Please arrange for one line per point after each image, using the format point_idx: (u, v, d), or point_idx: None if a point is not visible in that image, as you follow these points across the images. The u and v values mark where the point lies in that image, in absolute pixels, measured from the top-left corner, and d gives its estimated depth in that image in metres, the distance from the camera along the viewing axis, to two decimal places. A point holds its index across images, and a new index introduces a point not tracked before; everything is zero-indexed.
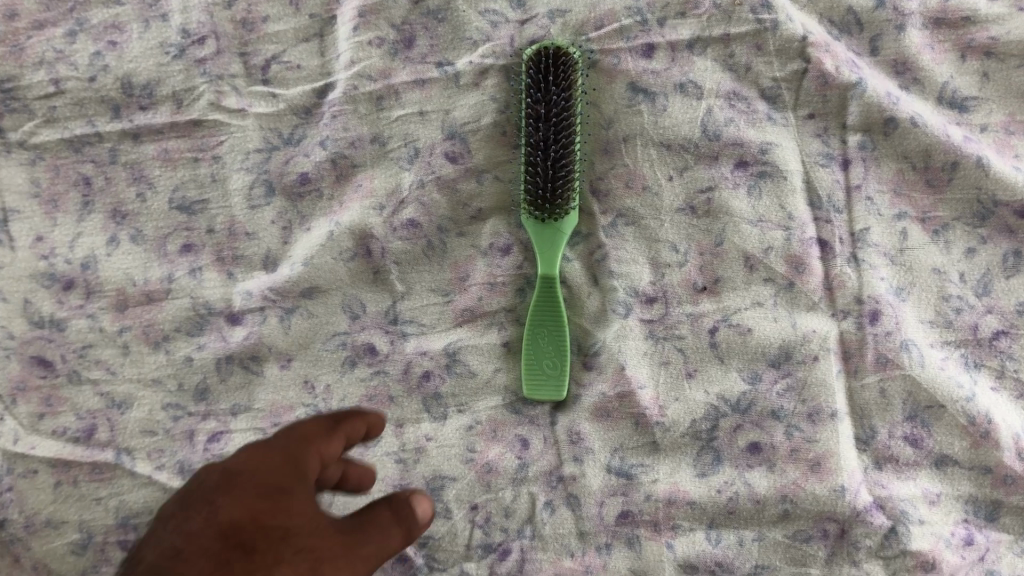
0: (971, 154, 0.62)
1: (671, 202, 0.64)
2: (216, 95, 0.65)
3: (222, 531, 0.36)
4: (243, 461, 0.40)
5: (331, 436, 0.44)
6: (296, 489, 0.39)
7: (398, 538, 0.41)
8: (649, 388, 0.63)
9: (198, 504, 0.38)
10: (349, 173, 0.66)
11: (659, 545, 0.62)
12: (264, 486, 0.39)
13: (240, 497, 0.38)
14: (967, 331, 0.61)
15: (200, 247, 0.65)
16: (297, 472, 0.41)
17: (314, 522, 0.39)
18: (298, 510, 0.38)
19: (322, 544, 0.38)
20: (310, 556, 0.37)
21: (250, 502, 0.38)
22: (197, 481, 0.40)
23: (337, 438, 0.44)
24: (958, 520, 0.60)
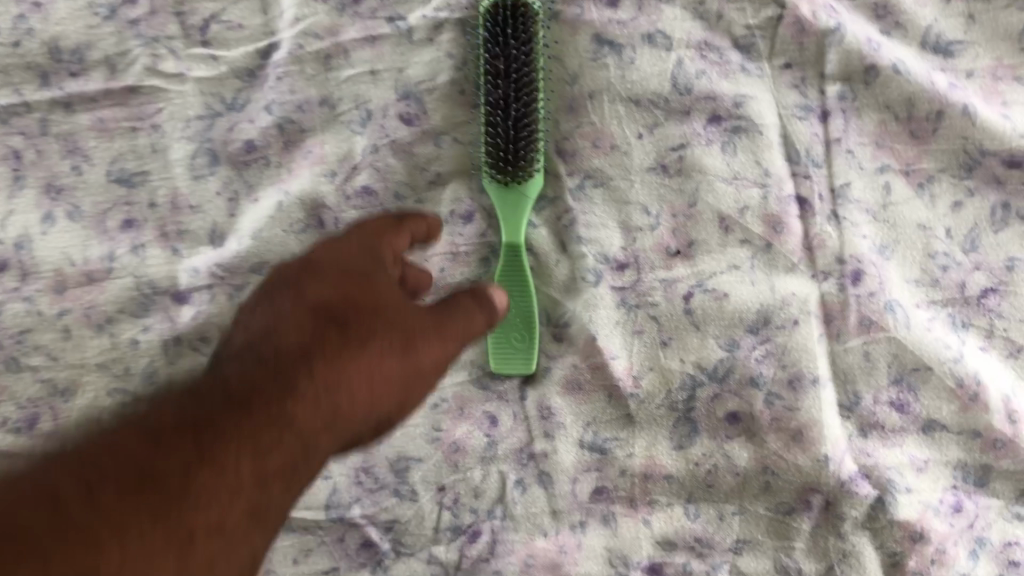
0: (957, 102, 0.58)
1: (641, 161, 0.60)
2: (152, 59, 0.61)
3: (325, 304, 0.49)
4: (332, 253, 0.52)
5: (401, 232, 0.55)
6: (377, 285, 0.50)
7: (484, 322, 0.51)
8: (622, 359, 0.60)
9: (288, 291, 0.50)
10: (297, 139, 0.62)
11: (635, 522, 0.59)
12: (358, 264, 0.51)
13: (332, 283, 0.50)
14: (954, 290, 0.58)
15: (141, 222, 0.61)
16: (376, 265, 0.51)
17: (400, 304, 0.50)
18: (383, 305, 0.49)
19: (405, 321, 0.49)
20: (385, 348, 0.47)
21: (339, 284, 0.50)
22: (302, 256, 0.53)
23: (404, 235, 0.55)
24: (946, 486, 0.58)
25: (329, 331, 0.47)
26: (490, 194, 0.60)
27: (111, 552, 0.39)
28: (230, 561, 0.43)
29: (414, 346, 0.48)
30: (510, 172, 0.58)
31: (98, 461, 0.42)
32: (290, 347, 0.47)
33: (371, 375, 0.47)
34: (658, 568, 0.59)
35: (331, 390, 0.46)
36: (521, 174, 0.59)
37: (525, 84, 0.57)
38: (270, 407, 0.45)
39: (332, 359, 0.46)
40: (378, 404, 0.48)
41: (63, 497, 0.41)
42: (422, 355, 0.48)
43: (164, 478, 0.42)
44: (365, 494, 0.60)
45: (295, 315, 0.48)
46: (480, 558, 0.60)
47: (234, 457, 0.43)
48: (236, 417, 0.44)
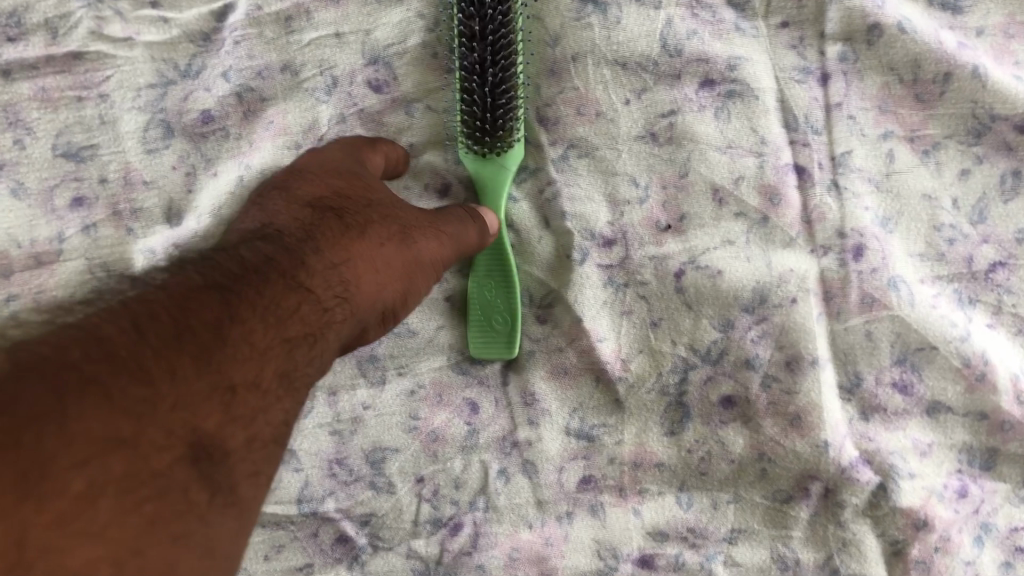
0: (966, 63, 0.54)
1: (629, 129, 0.56)
2: (96, 22, 0.56)
3: (319, 201, 0.48)
4: (313, 160, 0.52)
5: (376, 148, 0.54)
6: (367, 186, 0.50)
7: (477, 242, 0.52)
8: (610, 341, 0.57)
9: (279, 196, 0.49)
10: (257, 109, 0.57)
11: (624, 512, 0.56)
12: (347, 170, 0.51)
13: (318, 183, 0.49)
14: (961, 264, 0.55)
15: (92, 200, 0.57)
16: (361, 169, 0.52)
17: (395, 204, 0.50)
18: (376, 199, 0.49)
19: (405, 214, 0.50)
20: (388, 231, 0.48)
21: (330, 184, 0.49)
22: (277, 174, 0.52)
23: (380, 152, 0.54)
24: (951, 471, 0.55)
25: (326, 220, 0.47)
26: (467, 166, 0.56)
27: (166, 411, 0.34)
28: (266, 426, 0.38)
29: (416, 230, 0.49)
30: (487, 143, 0.54)
31: (123, 317, 0.36)
32: (297, 233, 0.45)
33: (374, 259, 0.46)
34: (649, 560, 0.56)
35: (339, 265, 0.45)
36: (499, 145, 0.54)
37: (503, 47, 0.51)
38: (290, 281, 0.42)
39: (338, 241, 0.46)
40: (384, 282, 0.47)
41: (85, 335, 0.34)
42: (424, 246, 0.49)
43: (199, 318, 0.37)
44: (340, 487, 0.57)
45: (290, 212, 0.47)
46: (462, 552, 0.56)
47: (261, 316, 0.40)
48: (262, 282, 0.41)
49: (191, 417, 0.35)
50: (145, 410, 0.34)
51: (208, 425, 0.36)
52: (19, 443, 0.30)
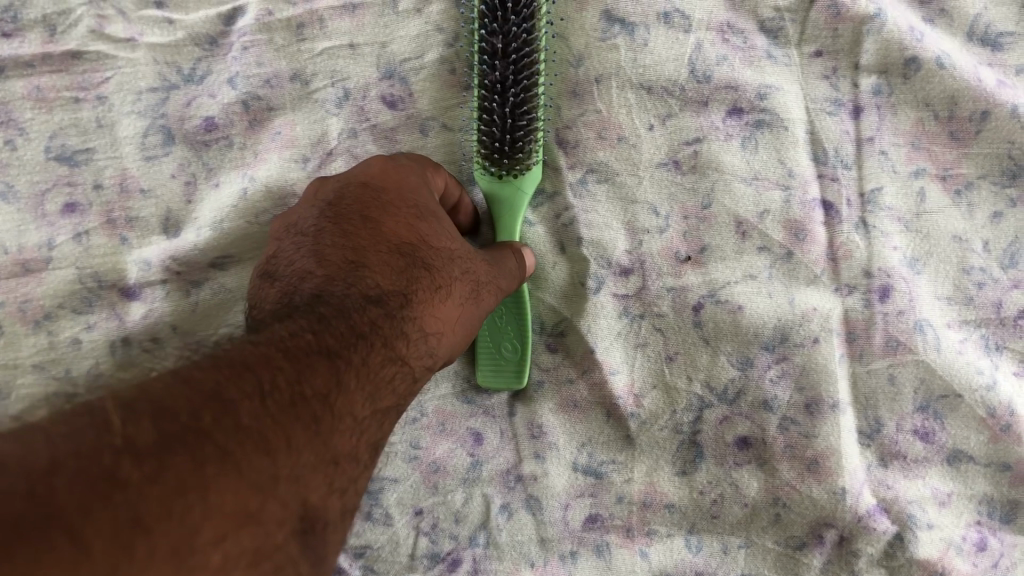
0: (1005, 102, 0.52)
1: (651, 155, 0.54)
2: (98, 20, 0.54)
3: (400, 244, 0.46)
4: (385, 179, 0.48)
5: (440, 175, 0.51)
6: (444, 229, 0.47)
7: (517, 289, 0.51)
8: (623, 375, 0.54)
9: (357, 229, 0.46)
10: (264, 118, 0.55)
11: (631, 554, 0.54)
12: (422, 206, 0.47)
13: (402, 221, 0.46)
14: (989, 309, 0.53)
15: (85, 207, 0.54)
16: (433, 202, 0.49)
17: (467, 253, 0.48)
18: (451, 247, 0.47)
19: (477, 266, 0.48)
20: (465, 288, 0.46)
21: (409, 224, 0.46)
22: (343, 190, 0.48)
23: (442, 177, 0.51)
24: (970, 522, 0.53)
25: (410, 270, 0.44)
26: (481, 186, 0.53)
27: (288, 484, 0.33)
28: (357, 494, 0.37)
29: (487, 287, 0.48)
30: (505, 164, 0.52)
31: (246, 374, 0.34)
32: (387, 287, 0.43)
33: (451, 321, 0.45)
34: None
35: (427, 330, 0.43)
36: (518, 167, 0.52)
37: (526, 66, 0.49)
38: (389, 342, 0.41)
39: (424, 297, 0.44)
40: (455, 342, 0.46)
41: (213, 394, 0.33)
42: (490, 304, 0.48)
43: (315, 382, 0.36)
44: None
45: (373, 254, 0.45)
46: None
47: (362, 384, 0.38)
48: (364, 342, 0.40)
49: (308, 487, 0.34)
50: (271, 484, 0.33)
51: (317, 498, 0.35)
52: (169, 516, 0.29)
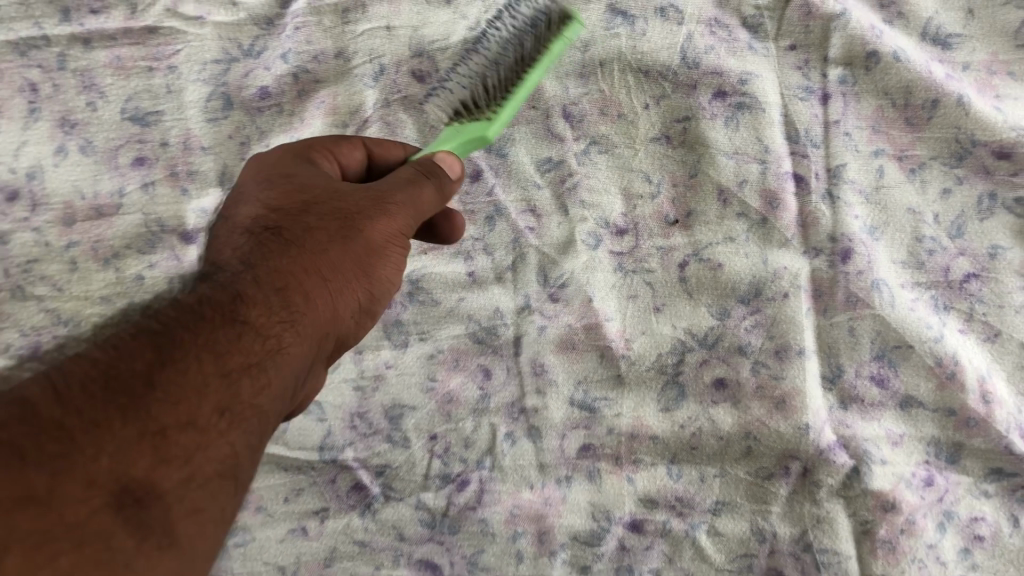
0: (952, 92, 0.60)
1: (646, 131, 0.63)
2: (173, 2, 0.63)
3: (262, 214, 0.48)
4: (269, 164, 0.52)
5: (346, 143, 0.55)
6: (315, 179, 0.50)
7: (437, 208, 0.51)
8: (616, 321, 0.62)
9: (226, 227, 0.49)
10: (310, 89, 0.63)
11: (619, 479, 0.61)
12: (293, 166, 0.51)
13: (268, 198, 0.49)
14: (938, 273, 0.61)
15: (152, 160, 0.62)
16: (311, 170, 0.51)
17: (335, 192, 0.49)
18: (320, 195, 0.49)
19: (373, 198, 0.48)
20: (348, 221, 0.48)
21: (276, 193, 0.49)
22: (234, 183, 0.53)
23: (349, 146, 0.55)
24: (919, 461, 0.61)
25: (269, 240, 0.46)
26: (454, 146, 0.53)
27: (96, 460, 0.33)
28: (209, 464, 0.36)
29: (378, 213, 0.48)
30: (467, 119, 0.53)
31: (104, 351, 0.37)
32: (238, 264, 0.45)
33: (335, 252, 0.47)
34: (639, 524, 0.60)
35: (284, 286, 0.44)
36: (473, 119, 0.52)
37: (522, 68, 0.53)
38: (264, 291, 0.44)
39: (290, 255, 0.46)
40: (337, 287, 0.47)
41: (105, 355, 0.37)
42: (382, 230, 0.48)
43: (182, 337, 0.39)
44: (359, 438, 0.62)
45: (239, 237, 0.47)
46: (467, 506, 0.61)
47: (202, 354, 0.39)
48: (241, 281, 0.44)
49: (244, 396, 0.40)
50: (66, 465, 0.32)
51: (141, 469, 0.34)
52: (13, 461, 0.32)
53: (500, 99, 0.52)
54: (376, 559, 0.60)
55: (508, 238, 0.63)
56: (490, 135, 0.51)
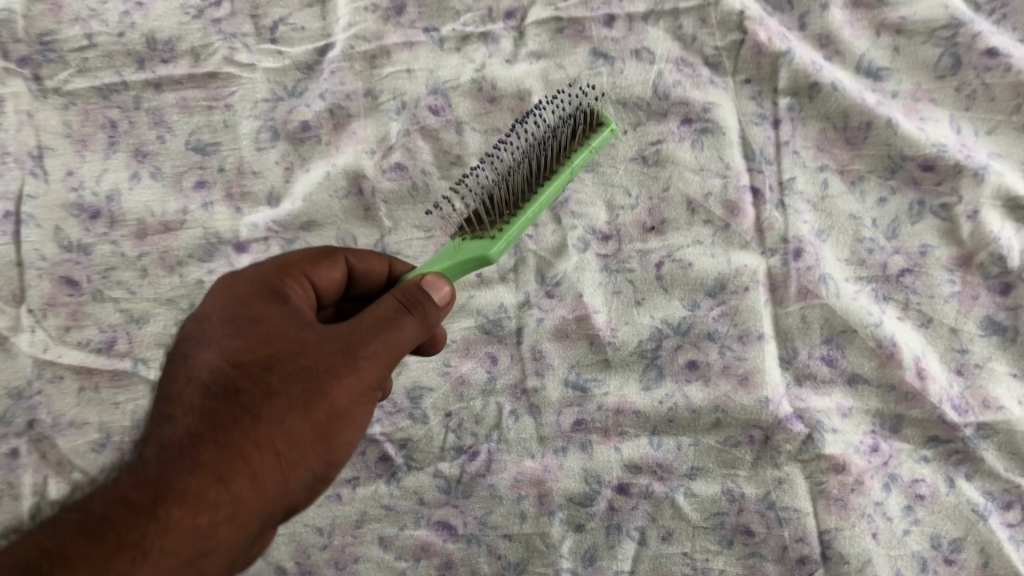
0: (883, 115, 0.72)
1: (626, 153, 0.75)
2: (230, 51, 0.76)
3: (217, 365, 0.51)
4: (239, 285, 0.54)
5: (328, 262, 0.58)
6: (279, 317, 0.52)
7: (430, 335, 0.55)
8: (603, 313, 0.73)
9: (185, 370, 0.52)
10: (344, 122, 0.75)
11: (607, 449, 0.71)
12: (258, 299, 0.53)
13: (236, 337, 0.52)
14: (877, 269, 0.71)
15: (211, 184, 0.74)
16: (284, 302, 0.54)
17: (304, 344, 0.51)
18: (284, 350, 0.51)
19: (343, 354, 0.51)
20: (307, 383, 0.50)
21: (242, 336, 0.52)
22: (201, 300, 0.55)
23: (331, 266, 0.58)
24: (866, 431, 0.70)
25: (221, 404, 0.50)
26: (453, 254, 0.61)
27: None
28: None
29: (343, 376, 0.51)
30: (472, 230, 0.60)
31: (87, 522, 0.47)
32: (195, 427, 0.49)
33: (292, 425, 0.50)
34: (625, 487, 0.70)
35: (231, 470, 0.49)
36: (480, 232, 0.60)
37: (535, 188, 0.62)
38: (210, 479, 0.48)
39: (241, 428, 0.49)
40: (286, 465, 0.50)
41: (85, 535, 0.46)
42: (345, 395, 0.51)
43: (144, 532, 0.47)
44: (385, 416, 0.73)
45: (194, 395, 0.51)
46: (478, 474, 0.71)
47: (170, 542, 0.47)
48: (180, 468, 0.48)
49: None
50: None
51: None
52: None
53: (507, 220, 0.60)
54: (400, 520, 0.71)
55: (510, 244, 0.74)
56: (492, 255, 0.59)
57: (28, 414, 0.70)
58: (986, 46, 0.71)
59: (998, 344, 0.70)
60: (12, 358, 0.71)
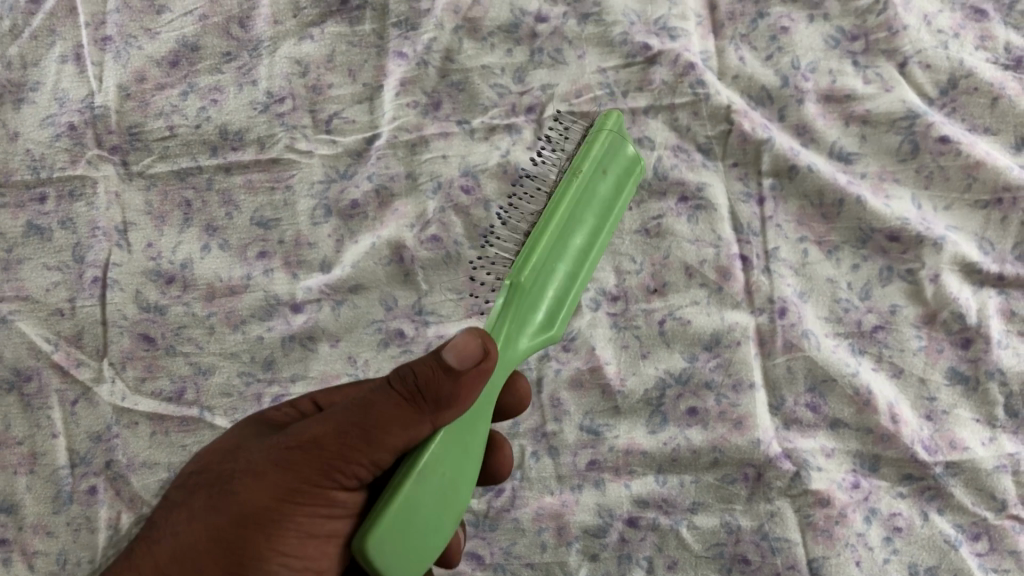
0: (853, 193, 0.83)
1: (631, 226, 0.87)
2: (290, 141, 0.88)
3: (201, 469, 0.57)
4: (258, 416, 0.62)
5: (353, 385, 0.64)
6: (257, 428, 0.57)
7: (428, 420, 0.49)
8: (613, 364, 0.83)
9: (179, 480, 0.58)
10: (388, 201, 0.87)
11: (619, 485, 0.80)
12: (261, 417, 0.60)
13: (219, 449, 0.57)
14: (853, 325, 0.82)
15: (272, 254, 0.86)
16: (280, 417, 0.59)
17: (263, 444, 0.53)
18: (247, 449, 0.55)
19: (271, 454, 0.52)
20: (229, 483, 0.52)
21: (223, 446, 0.57)
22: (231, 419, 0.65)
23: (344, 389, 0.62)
24: (848, 469, 0.79)
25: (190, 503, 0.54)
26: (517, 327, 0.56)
27: None
28: None
29: (260, 476, 0.51)
30: None
31: None
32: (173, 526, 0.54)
33: (198, 529, 0.52)
34: (634, 520, 0.79)
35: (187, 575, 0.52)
36: None
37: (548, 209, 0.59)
38: None
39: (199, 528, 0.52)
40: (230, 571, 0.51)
41: None
42: (258, 498, 0.51)
43: None
44: None
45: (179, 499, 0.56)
46: (503, 508, 0.81)
47: None
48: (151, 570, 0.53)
49: None
50: None
51: None
52: None
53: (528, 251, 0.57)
54: None
55: None
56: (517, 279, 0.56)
57: (108, 455, 0.80)
58: (939, 134, 0.83)
59: (962, 392, 0.79)
60: (95, 407, 0.82)
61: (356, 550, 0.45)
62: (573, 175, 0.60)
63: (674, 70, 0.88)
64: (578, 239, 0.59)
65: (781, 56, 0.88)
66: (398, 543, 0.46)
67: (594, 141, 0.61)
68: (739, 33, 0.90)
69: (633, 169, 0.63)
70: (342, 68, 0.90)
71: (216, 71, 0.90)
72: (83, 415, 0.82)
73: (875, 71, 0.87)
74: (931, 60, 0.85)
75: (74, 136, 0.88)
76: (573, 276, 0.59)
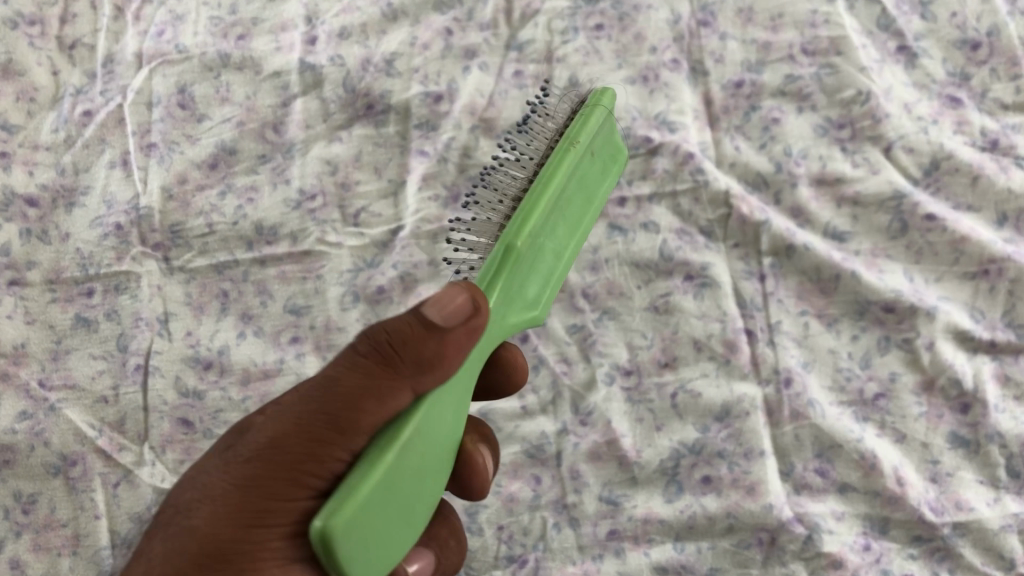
0: (847, 268, 0.89)
1: (641, 303, 0.92)
2: (322, 234, 0.95)
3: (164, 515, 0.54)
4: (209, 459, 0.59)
5: None
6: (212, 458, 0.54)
7: (408, 384, 0.48)
8: (629, 437, 0.87)
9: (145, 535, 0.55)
10: (412, 286, 0.93)
11: (638, 554, 0.83)
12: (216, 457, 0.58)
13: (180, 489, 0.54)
14: (855, 393, 0.86)
15: (304, 339, 0.91)
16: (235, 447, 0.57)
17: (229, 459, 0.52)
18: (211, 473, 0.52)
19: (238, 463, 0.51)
20: (192, 516, 0.51)
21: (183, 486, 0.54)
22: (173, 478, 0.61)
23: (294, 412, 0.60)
24: (859, 532, 0.82)
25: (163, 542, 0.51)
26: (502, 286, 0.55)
27: None
28: None
29: (221, 501, 0.50)
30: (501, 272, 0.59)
31: None
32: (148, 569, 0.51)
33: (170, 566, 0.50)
34: None
35: None
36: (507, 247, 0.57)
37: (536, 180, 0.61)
38: None
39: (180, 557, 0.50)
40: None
41: None
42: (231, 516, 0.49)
43: None
44: None
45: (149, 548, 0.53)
46: None
47: None
48: None
49: None
50: None
51: None
52: None
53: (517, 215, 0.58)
54: None
55: (548, 380, 0.89)
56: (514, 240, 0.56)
57: None
58: (925, 212, 0.89)
59: (964, 455, 0.83)
60: (136, 488, 0.86)
61: (318, 529, 0.41)
62: (570, 143, 0.61)
63: (675, 160, 0.95)
64: (568, 210, 0.61)
65: (774, 144, 0.95)
66: (365, 535, 0.42)
67: (591, 115, 0.64)
68: (734, 125, 0.97)
69: (617, 157, 0.67)
70: (368, 166, 0.98)
71: (251, 172, 0.98)
72: (124, 497, 0.86)
73: (862, 155, 0.93)
74: (913, 145, 0.92)
75: (120, 235, 0.95)
76: (557, 253, 0.60)
